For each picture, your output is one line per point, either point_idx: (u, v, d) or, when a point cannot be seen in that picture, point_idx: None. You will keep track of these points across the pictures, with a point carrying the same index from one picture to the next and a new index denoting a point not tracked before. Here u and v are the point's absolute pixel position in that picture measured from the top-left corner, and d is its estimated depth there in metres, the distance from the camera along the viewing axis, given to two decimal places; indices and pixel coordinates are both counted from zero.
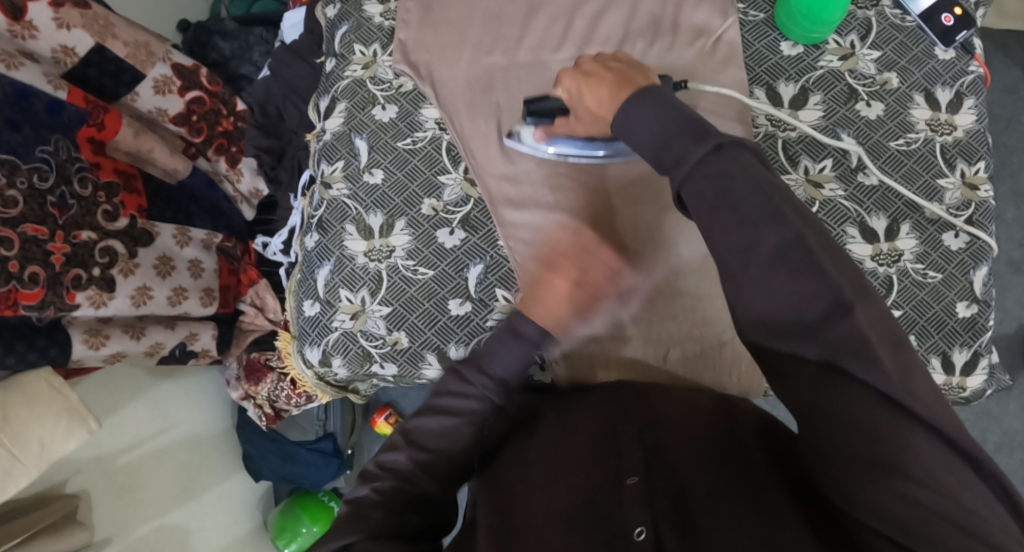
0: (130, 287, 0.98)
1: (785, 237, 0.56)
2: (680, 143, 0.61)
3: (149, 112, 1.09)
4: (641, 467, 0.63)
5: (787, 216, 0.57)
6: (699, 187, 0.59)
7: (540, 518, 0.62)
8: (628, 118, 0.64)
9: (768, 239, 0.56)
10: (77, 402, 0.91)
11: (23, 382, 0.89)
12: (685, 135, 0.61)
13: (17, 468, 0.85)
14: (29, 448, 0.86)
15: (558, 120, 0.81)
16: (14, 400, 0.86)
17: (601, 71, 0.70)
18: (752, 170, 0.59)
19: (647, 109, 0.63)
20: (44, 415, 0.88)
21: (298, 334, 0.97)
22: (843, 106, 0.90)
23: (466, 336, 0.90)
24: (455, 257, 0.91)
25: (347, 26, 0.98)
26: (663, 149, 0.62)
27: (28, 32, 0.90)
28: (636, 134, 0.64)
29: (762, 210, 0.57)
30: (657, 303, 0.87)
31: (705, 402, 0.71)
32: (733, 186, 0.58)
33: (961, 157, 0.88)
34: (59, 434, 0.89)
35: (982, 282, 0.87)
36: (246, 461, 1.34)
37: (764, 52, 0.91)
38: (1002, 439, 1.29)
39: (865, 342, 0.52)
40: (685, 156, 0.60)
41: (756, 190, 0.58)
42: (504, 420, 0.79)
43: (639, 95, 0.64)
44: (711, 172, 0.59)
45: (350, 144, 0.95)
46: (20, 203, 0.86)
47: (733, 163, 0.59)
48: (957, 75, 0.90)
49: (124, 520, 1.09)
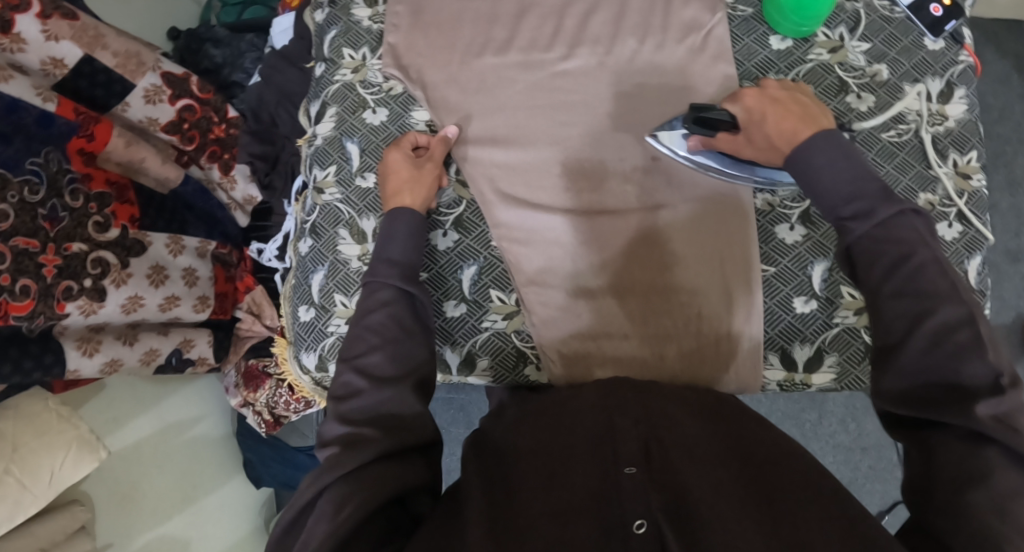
0: (122, 296, 0.98)
1: (957, 314, 0.62)
2: (872, 199, 0.67)
3: (140, 122, 1.09)
4: (640, 459, 0.63)
5: (959, 296, 0.63)
6: (873, 246, 0.66)
7: (536, 509, 0.61)
8: (818, 157, 0.70)
9: (937, 315, 0.62)
10: (87, 430, 0.99)
11: (31, 412, 0.96)
12: (880, 191, 0.67)
13: (27, 496, 0.91)
14: (40, 476, 0.93)
15: (722, 134, 0.81)
16: (25, 432, 0.94)
17: (788, 104, 0.75)
18: (931, 243, 0.65)
19: (842, 154, 0.69)
20: (54, 445, 0.96)
21: (294, 340, 0.96)
22: (834, 98, 0.89)
23: (462, 338, 0.90)
24: (449, 259, 0.90)
25: (336, 30, 0.98)
26: (849, 198, 0.68)
27: (17, 44, 0.90)
28: (823, 173, 0.69)
29: (938, 285, 0.63)
30: (654, 299, 0.87)
31: (708, 404, 0.71)
32: (912, 255, 0.64)
33: (953, 147, 0.88)
34: (70, 461, 0.97)
35: (977, 272, 0.87)
36: (247, 468, 1.33)
37: (753, 47, 0.91)
38: None
39: (1009, 418, 0.58)
40: (873, 211, 0.66)
41: (934, 264, 0.64)
42: (501, 413, 0.79)
43: (835, 137, 0.70)
44: (885, 236, 0.66)
45: (341, 148, 0.94)
46: (12, 216, 0.86)
47: (920, 230, 0.65)
48: (948, 64, 0.90)
49: (122, 531, 1.09)
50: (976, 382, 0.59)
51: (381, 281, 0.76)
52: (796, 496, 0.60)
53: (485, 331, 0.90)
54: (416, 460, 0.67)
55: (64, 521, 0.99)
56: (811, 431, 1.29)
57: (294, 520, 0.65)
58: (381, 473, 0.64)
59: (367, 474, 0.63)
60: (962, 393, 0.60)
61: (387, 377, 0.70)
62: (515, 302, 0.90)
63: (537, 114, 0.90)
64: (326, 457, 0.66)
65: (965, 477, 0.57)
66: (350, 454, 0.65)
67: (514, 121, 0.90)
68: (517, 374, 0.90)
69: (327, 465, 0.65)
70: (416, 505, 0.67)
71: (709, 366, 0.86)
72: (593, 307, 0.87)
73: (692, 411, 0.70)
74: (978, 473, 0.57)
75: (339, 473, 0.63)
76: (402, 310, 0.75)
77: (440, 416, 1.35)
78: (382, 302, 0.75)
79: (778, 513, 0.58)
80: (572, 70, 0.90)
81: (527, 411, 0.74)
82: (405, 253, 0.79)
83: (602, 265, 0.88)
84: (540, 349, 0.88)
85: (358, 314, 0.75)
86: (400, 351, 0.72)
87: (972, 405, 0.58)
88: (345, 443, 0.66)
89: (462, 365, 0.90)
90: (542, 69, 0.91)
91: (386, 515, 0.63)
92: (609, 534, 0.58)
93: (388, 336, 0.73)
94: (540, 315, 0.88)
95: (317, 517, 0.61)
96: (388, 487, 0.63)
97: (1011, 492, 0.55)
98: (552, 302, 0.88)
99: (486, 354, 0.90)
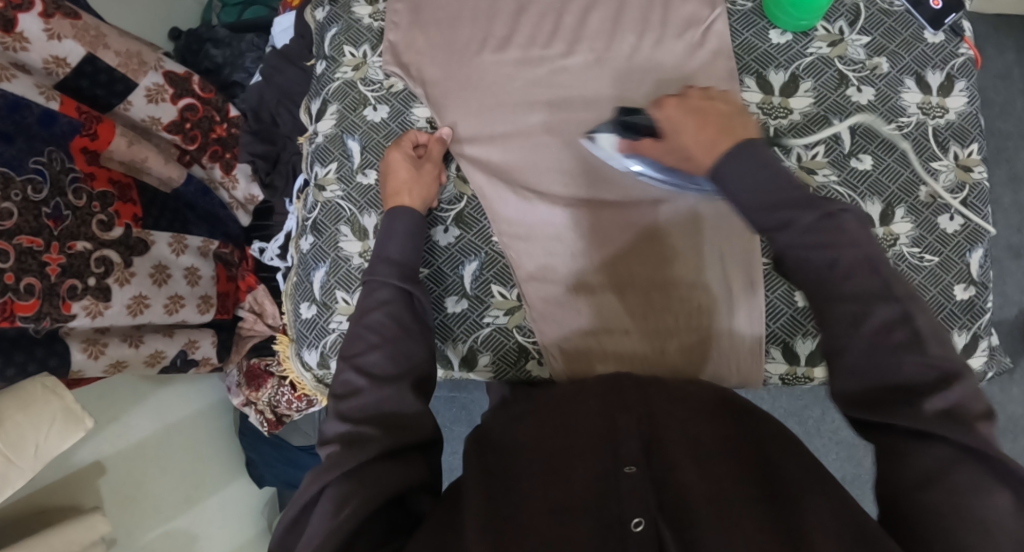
0: (127, 296, 0.99)
1: (892, 313, 0.61)
2: (787, 207, 0.65)
3: (143, 121, 1.09)
4: (640, 458, 0.62)
5: (893, 293, 0.62)
6: (804, 249, 0.65)
7: (535, 507, 0.61)
8: (730, 167, 0.69)
9: (873, 315, 0.61)
10: (73, 401, 0.90)
11: (18, 385, 0.88)
12: (795, 199, 0.66)
13: (14, 470, 0.85)
14: (27, 450, 0.86)
15: (644, 140, 0.82)
16: (8, 405, 0.85)
17: (708, 112, 0.75)
18: (865, 242, 0.64)
19: (750, 163, 0.68)
20: (38, 417, 0.87)
21: (296, 337, 0.96)
22: (834, 92, 0.90)
23: (463, 333, 0.90)
24: (451, 254, 0.91)
25: (337, 28, 0.98)
26: (767, 210, 0.66)
27: (20, 44, 0.90)
28: (734, 185, 0.68)
29: (867, 284, 0.62)
30: (654, 294, 0.87)
31: (711, 397, 0.71)
32: (839, 257, 0.63)
33: (954, 140, 0.89)
34: (56, 433, 0.89)
35: (978, 264, 0.87)
36: (250, 468, 1.33)
37: (753, 41, 0.91)
38: (1007, 424, 1.28)
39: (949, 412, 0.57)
40: (790, 222, 0.65)
41: (863, 266, 0.63)
42: (506, 407, 0.79)
43: (745, 146, 0.69)
44: (820, 239, 0.64)
45: (342, 145, 0.95)
46: (16, 215, 0.86)
47: (851, 233, 0.64)
48: (947, 57, 0.90)
49: (128, 530, 1.09)
50: (918, 377, 0.59)
51: (380, 281, 0.76)
52: (802, 502, 0.60)
53: (486, 327, 0.90)
54: (417, 458, 0.67)
55: (82, 531, 0.97)
56: (814, 428, 1.29)
57: (297, 518, 0.65)
58: (381, 472, 0.64)
59: (367, 472, 0.63)
60: (905, 392, 0.59)
61: (388, 374, 0.70)
62: (516, 297, 0.90)
63: (537, 108, 0.90)
64: (327, 456, 0.66)
65: (922, 476, 0.56)
66: (351, 453, 0.64)
67: (515, 119, 0.90)
68: (519, 369, 0.90)
69: (328, 464, 0.65)
70: (417, 503, 0.66)
71: (712, 361, 0.86)
72: (593, 300, 0.87)
73: (694, 404, 0.70)
74: (923, 473, 0.56)
75: (339, 472, 0.63)
76: (402, 309, 0.75)
77: (443, 414, 1.36)
78: (382, 302, 0.75)
79: (788, 518, 0.58)
80: (572, 67, 0.90)
81: (524, 405, 0.75)
82: (403, 252, 0.79)
83: (603, 261, 0.87)
84: (542, 344, 0.88)
85: (358, 312, 0.75)
86: (401, 351, 0.72)
87: (919, 402, 0.58)
88: (346, 442, 0.66)
89: (463, 361, 0.90)
90: (543, 66, 0.91)
91: (388, 515, 0.63)
92: (609, 535, 0.58)
93: (389, 334, 0.72)
94: (541, 311, 0.88)
95: (317, 517, 0.61)
96: (388, 487, 0.63)
97: (964, 487, 0.55)
98: (552, 297, 0.88)
99: (487, 349, 0.90)
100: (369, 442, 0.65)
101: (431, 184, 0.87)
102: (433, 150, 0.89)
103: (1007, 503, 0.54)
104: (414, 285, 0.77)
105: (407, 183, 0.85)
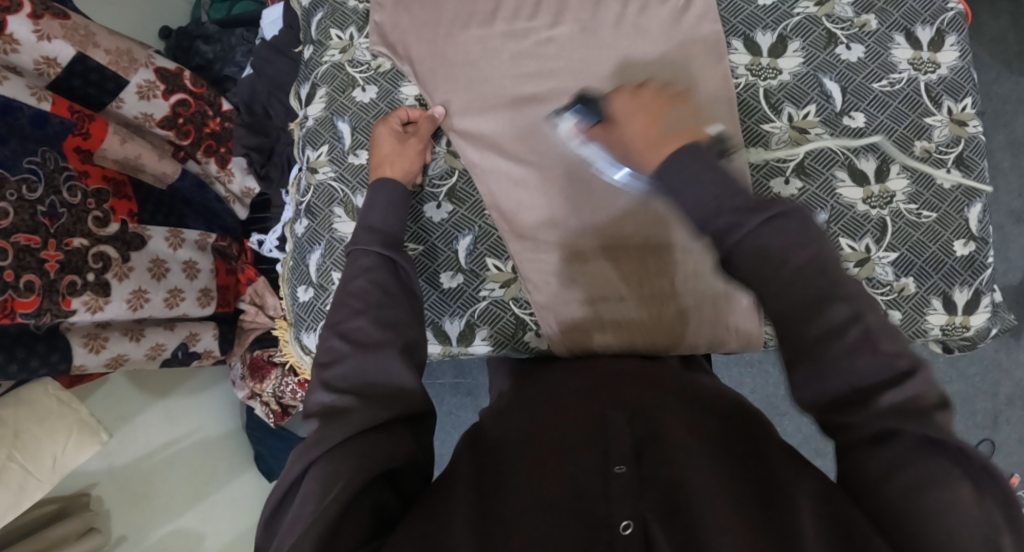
0: (126, 290, 1.00)
1: (842, 313, 0.58)
2: (732, 211, 0.62)
3: (135, 118, 1.10)
4: (630, 457, 0.61)
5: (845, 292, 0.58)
6: (749, 256, 0.60)
7: (523, 506, 0.59)
8: (674, 177, 0.65)
9: (826, 316, 0.58)
10: (87, 413, 0.93)
11: (34, 399, 0.92)
12: (732, 206, 0.62)
13: (32, 482, 0.87)
14: (44, 461, 0.89)
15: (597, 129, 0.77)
16: (24, 417, 0.90)
17: (652, 106, 0.72)
18: (811, 241, 0.60)
19: (695, 164, 0.64)
20: (56, 430, 0.91)
21: (294, 321, 0.96)
22: (823, 51, 0.89)
23: (460, 307, 0.90)
24: (444, 230, 0.91)
25: (322, 12, 0.98)
26: (712, 215, 0.62)
27: (9, 46, 0.91)
28: (683, 188, 0.64)
29: (818, 287, 0.58)
30: (648, 262, 0.86)
31: (690, 389, 0.73)
32: (786, 262, 0.59)
33: (947, 94, 0.88)
34: (72, 446, 0.91)
35: (977, 219, 0.86)
36: (258, 462, 1.32)
37: (739, 4, 0.90)
38: (1015, 390, 1.27)
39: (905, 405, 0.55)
40: (733, 226, 0.61)
41: (820, 267, 0.59)
42: (500, 401, 0.78)
43: (691, 148, 0.65)
44: (764, 243, 0.60)
45: (333, 128, 0.95)
46: (11, 214, 0.87)
47: (797, 234, 0.60)
48: (937, 13, 0.89)
49: (138, 528, 1.10)
50: (875, 374, 0.57)
51: (363, 249, 0.76)
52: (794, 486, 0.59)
53: (482, 301, 0.90)
54: (403, 431, 0.66)
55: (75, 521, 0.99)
56: None
57: (283, 499, 0.64)
58: (367, 448, 0.63)
59: (352, 446, 0.63)
60: (860, 389, 0.57)
61: (369, 342, 0.70)
62: (512, 270, 0.90)
63: (528, 79, 0.89)
64: (310, 432, 0.66)
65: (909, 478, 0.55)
66: (332, 427, 0.64)
67: (507, 94, 0.89)
68: (518, 341, 0.90)
69: (313, 441, 0.64)
70: (406, 482, 0.66)
71: (708, 324, 0.87)
72: (593, 270, 0.87)
73: (685, 400, 0.69)
74: (878, 472, 0.56)
75: (324, 450, 0.63)
76: (386, 275, 0.75)
77: (447, 400, 1.36)
78: (364, 269, 0.75)
79: (783, 510, 0.57)
80: (558, 37, 0.90)
81: (509, 403, 0.76)
82: (386, 221, 0.79)
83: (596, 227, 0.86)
84: (539, 313, 0.88)
85: (342, 282, 0.75)
86: (386, 317, 0.72)
87: (870, 398, 0.56)
88: (324, 414, 0.66)
89: (462, 335, 0.90)
90: (529, 38, 0.90)
91: (376, 493, 0.63)
92: (594, 535, 0.56)
93: (372, 300, 0.72)
94: (539, 282, 0.88)
95: (305, 497, 0.61)
96: (375, 461, 0.62)
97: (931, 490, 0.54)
98: (546, 267, 0.87)
99: (485, 323, 0.90)
100: (360, 410, 0.65)
101: (417, 157, 0.88)
102: (421, 127, 0.89)
103: (964, 498, 0.53)
104: (395, 252, 0.77)
105: (391, 156, 0.86)
